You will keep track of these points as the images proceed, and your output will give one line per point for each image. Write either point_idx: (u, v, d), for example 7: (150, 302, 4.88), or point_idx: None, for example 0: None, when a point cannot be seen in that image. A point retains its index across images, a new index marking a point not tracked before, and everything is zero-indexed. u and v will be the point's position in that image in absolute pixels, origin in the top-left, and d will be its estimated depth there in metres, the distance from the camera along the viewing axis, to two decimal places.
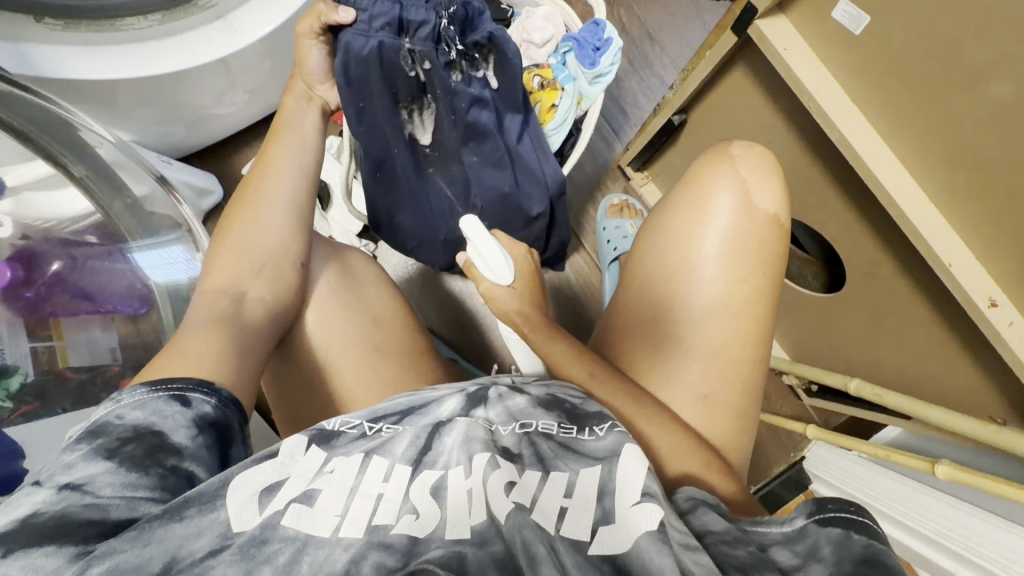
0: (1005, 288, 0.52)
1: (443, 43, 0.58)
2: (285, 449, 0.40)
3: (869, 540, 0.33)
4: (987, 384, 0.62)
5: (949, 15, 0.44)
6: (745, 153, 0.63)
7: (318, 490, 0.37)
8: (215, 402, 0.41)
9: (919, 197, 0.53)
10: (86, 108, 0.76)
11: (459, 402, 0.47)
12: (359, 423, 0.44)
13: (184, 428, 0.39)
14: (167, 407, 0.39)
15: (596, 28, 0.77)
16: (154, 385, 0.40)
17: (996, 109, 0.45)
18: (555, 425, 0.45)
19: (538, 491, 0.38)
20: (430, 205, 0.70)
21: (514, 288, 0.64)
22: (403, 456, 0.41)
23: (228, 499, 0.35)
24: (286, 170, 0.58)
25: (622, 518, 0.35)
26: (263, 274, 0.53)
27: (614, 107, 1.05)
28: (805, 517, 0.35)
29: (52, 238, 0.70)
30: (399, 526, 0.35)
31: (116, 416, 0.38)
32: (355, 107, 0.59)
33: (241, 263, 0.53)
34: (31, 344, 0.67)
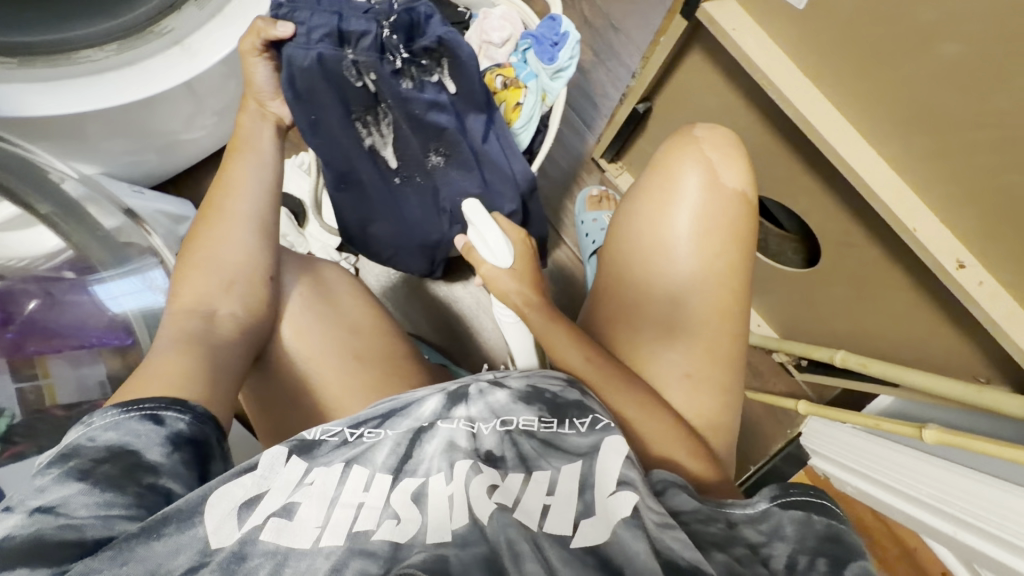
0: (971, 247, 0.52)
1: (388, 53, 0.58)
2: (265, 460, 0.40)
3: (828, 520, 0.36)
4: (966, 344, 0.62)
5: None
6: (707, 135, 0.63)
7: (297, 503, 0.37)
8: (189, 419, 0.40)
9: (878, 164, 0.54)
10: (52, 144, 0.76)
11: (438, 403, 0.46)
12: (340, 430, 0.43)
13: (159, 446, 0.38)
14: (141, 426, 0.38)
15: (552, 23, 0.77)
16: (125, 406, 0.39)
17: (943, 68, 0.45)
18: (536, 420, 0.44)
19: (521, 493, 0.38)
20: (402, 212, 0.71)
21: (513, 269, 0.63)
22: (385, 465, 0.40)
23: (206, 514, 0.35)
24: (250, 189, 0.58)
25: (604, 509, 0.35)
26: (233, 289, 0.53)
27: (583, 100, 1.05)
28: (769, 500, 0.38)
29: (29, 275, 0.71)
30: (381, 532, 0.35)
31: (87, 438, 0.37)
32: (309, 120, 0.60)
33: (210, 282, 0.53)
34: (16, 386, 0.67)
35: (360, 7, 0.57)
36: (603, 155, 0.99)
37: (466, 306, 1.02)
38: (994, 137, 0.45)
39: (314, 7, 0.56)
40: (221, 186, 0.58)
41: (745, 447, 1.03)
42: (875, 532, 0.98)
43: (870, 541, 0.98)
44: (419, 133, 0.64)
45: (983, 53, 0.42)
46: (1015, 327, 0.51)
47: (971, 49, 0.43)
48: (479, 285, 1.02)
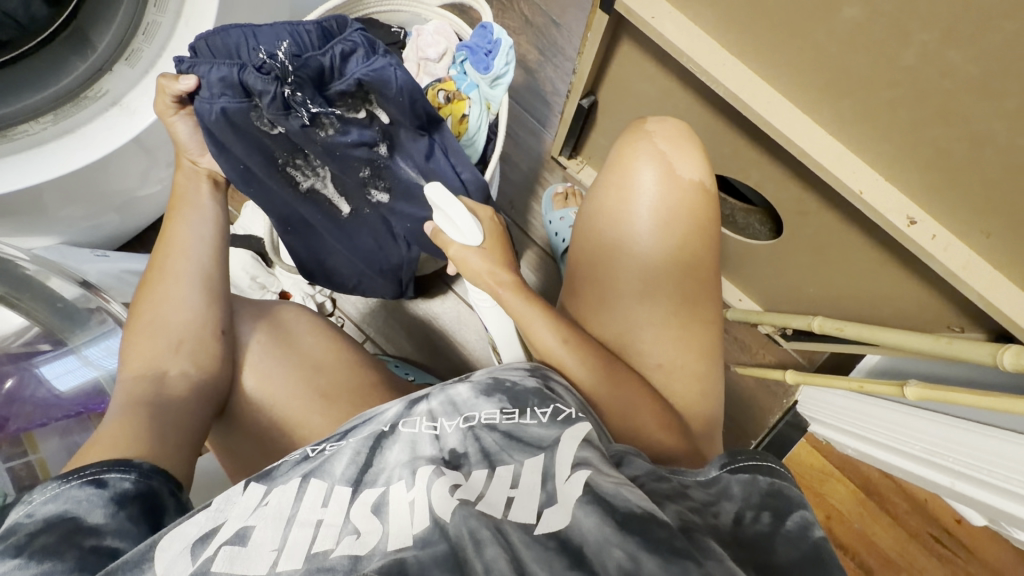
0: (918, 200, 0.52)
1: (294, 108, 0.57)
2: (218, 497, 0.40)
3: (771, 479, 0.39)
4: (937, 296, 0.62)
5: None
6: (658, 127, 0.63)
7: (251, 528, 0.37)
8: (135, 477, 0.41)
9: (813, 132, 0.53)
10: (13, 221, 0.76)
11: (399, 409, 0.47)
12: (302, 449, 0.44)
13: (101, 508, 0.38)
14: (82, 491, 0.39)
15: (484, 31, 0.76)
16: (64, 475, 0.39)
17: (848, 32, 0.45)
18: (498, 413, 0.44)
19: (484, 488, 0.38)
20: (353, 242, 0.73)
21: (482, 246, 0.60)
22: (343, 477, 0.41)
23: (155, 559, 0.35)
24: (190, 245, 0.59)
25: (564, 496, 0.35)
26: (182, 348, 0.53)
27: (535, 100, 1.04)
28: (717, 467, 0.41)
29: (3, 355, 0.70)
30: (340, 549, 0.34)
31: (26, 515, 0.38)
32: (239, 170, 0.62)
33: (157, 344, 0.53)
34: (5, 466, 0.65)
35: (260, 59, 0.55)
36: (562, 152, 0.97)
37: (447, 321, 1.02)
38: (909, 94, 0.45)
39: (212, 61, 0.55)
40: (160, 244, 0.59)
41: (745, 422, 1.02)
42: (885, 490, 0.97)
43: (881, 500, 0.97)
44: (351, 170, 0.66)
45: (880, 14, 0.42)
46: (972, 275, 0.51)
47: (869, 13, 0.43)
48: (457, 299, 1.02)
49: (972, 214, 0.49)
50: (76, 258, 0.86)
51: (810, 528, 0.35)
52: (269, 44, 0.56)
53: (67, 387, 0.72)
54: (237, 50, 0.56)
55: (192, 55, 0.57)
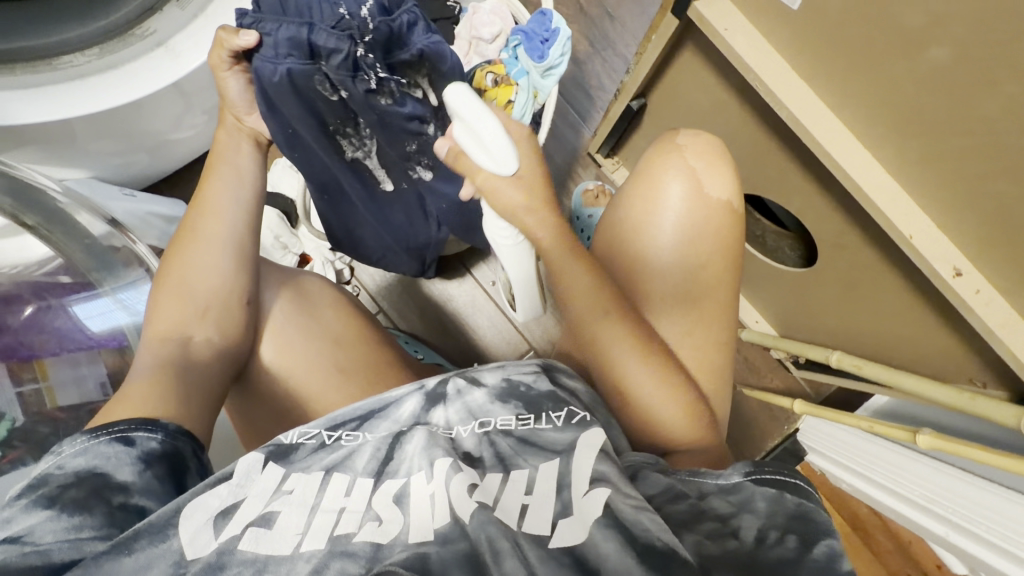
0: (969, 253, 0.51)
1: (361, 72, 0.55)
2: (240, 469, 0.40)
3: (800, 500, 0.37)
4: (968, 349, 0.61)
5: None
6: (690, 142, 0.61)
7: (276, 512, 0.38)
8: (161, 437, 0.41)
9: (872, 170, 0.52)
10: (46, 150, 0.76)
11: (416, 410, 0.46)
12: (318, 432, 0.44)
13: (130, 465, 0.39)
14: (110, 447, 0.39)
15: (542, 18, 0.75)
16: (93, 431, 0.39)
17: (934, 74, 0.44)
18: (513, 419, 0.44)
19: (499, 493, 0.38)
20: (385, 215, 0.73)
21: (518, 177, 0.52)
22: (365, 470, 0.41)
23: (180, 527, 0.36)
24: (224, 212, 0.58)
25: (581, 511, 0.37)
26: (208, 315, 0.53)
27: (578, 92, 1.02)
28: (741, 474, 0.39)
29: (26, 282, 0.71)
30: (362, 534, 0.36)
31: (56, 465, 0.38)
32: (287, 133, 0.61)
33: (185, 310, 0.53)
34: (16, 390, 0.67)
35: (335, 16, 0.53)
36: (599, 150, 0.97)
37: (461, 304, 1.02)
38: (981, 144, 0.44)
39: (280, 18, 0.53)
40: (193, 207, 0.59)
41: (742, 443, 1.02)
42: (872, 526, 0.98)
43: (867, 537, 0.98)
44: (398, 143, 0.64)
45: (966, 60, 0.42)
46: (1010, 334, 0.50)
47: (958, 56, 0.42)
48: (474, 283, 1.02)
49: None
50: (103, 194, 0.85)
51: (837, 561, 0.34)
52: (347, 3, 0.53)
53: (98, 328, 0.71)
54: (310, 8, 0.53)
55: (257, 10, 0.55)
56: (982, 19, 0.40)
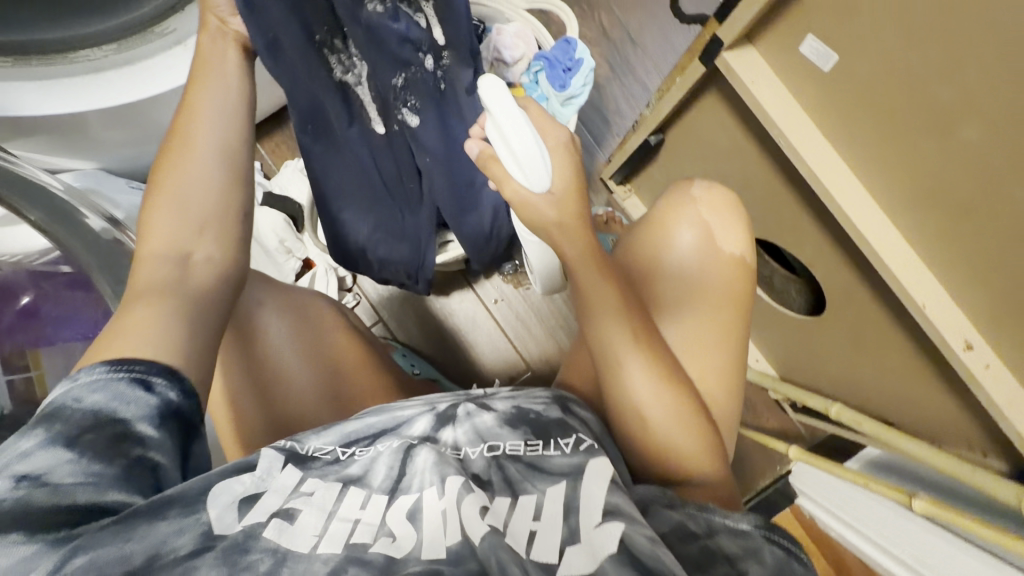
0: (981, 327, 0.50)
1: None
2: (262, 464, 0.41)
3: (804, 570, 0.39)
4: (971, 416, 0.60)
5: (916, 53, 0.42)
6: (703, 196, 0.60)
7: (297, 509, 0.37)
8: (180, 391, 0.40)
9: (890, 235, 0.52)
10: (56, 140, 0.75)
11: (427, 427, 0.46)
12: (332, 448, 0.43)
13: (148, 418, 0.37)
14: (130, 392, 0.38)
15: (567, 45, 0.74)
16: (114, 365, 0.38)
17: (963, 151, 0.43)
18: (522, 444, 0.44)
19: (509, 516, 0.38)
20: (380, 176, 0.68)
21: (553, 194, 0.43)
22: (380, 486, 0.40)
23: (209, 503, 0.36)
24: (208, 125, 0.49)
25: (589, 538, 0.37)
26: (206, 233, 0.47)
27: (594, 115, 1.01)
28: (752, 525, 0.40)
29: (23, 269, 0.71)
30: (378, 545, 0.36)
31: (73, 398, 0.37)
32: (266, 40, 0.51)
33: (181, 224, 0.46)
34: (7, 377, 0.66)
35: None
36: (612, 177, 0.95)
37: (462, 319, 1.01)
38: (1002, 228, 0.43)
39: None
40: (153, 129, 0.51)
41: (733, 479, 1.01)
42: None
43: None
44: (387, 70, 0.58)
45: (998, 141, 0.40)
46: (1015, 412, 0.50)
47: (990, 138, 0.41)
48: (475, 297, 1.01)
49: None
50: (110, 186, 0.83)
51: None
52: None
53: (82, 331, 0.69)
54: None
55: None
56: (1014, 107, 0.38)
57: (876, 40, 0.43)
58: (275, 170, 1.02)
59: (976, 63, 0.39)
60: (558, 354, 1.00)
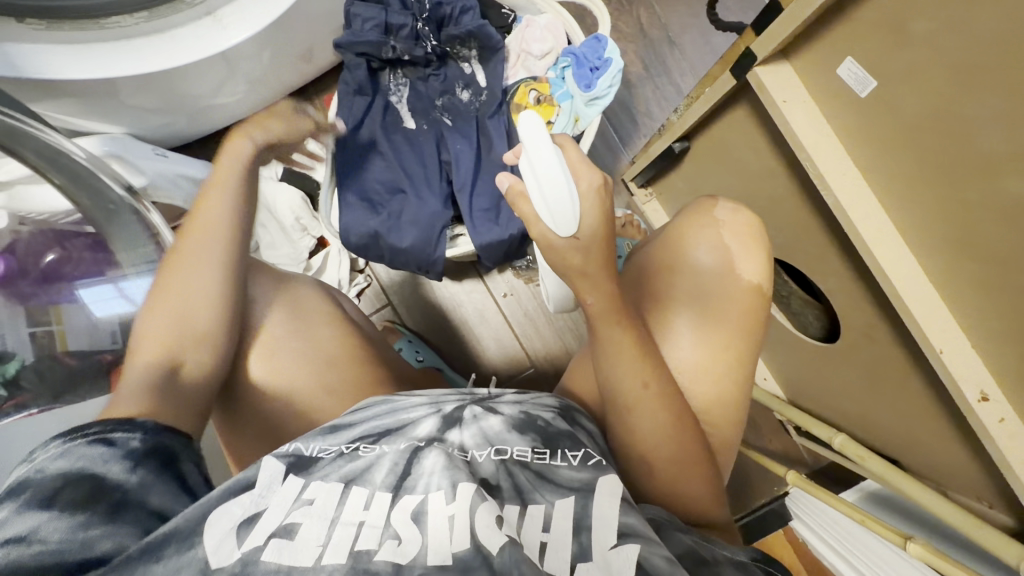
0: (1001, 379, 0.48)
1: (421, 39, 0.75)
2: (263, 479, 0.41)
3: None
4: (980, 468, 0.58)
5: (964, 96, 0.39)
6: (728, 219, 0.60)
7: (297, 524, 0.37)
8: (143, 434, 0.41)
9: (914, 274, 0.49)
10: (88, 104, 0.76)
11: (435, 423, 0.47)
12: (336, 446, 0.44)
13: (118, 463, 0.39)
14: (93, 450, 0.39)
15: (597, 44, 0.71)
16: (71, 433, 0.39)
17: (1005, 204, 0.40)
18: (529, 451, 0.45)
19: (520, 525, 0.39)
20: (404, 161, 0.75)
21: (579, 240, 0.43)
22: (383, 484, 0.41)
23: (205, 535, 0.36)
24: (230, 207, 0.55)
25: (603, 556, 0.38)
26: (205, 342, 0.50)
27: (623, 114, 0.98)
28: (748, 558, 0.45)
29: (50, 228, 0.74)
30: (383, 552, 0.35)
31: (37, 470, 0.38)
32: (356, 85, 0.75)
33: (180, 331, 0.49)
34: (30, 330, 0.67)
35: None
36: (634, 179, 0.93)
37: (470, 310, 1.01)
38: None
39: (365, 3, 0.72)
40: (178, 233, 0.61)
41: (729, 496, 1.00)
42: None
43: None
44: (434, 90, 0.78)
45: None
46: None
47: None
48: (485, 291, 1.01)
49: None
50: (136, 153, 0.85)
51: None
52: None
53: (102, 314, 0.70)
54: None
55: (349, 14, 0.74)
56: None
57: (919, 70, 0.41)
58: (298, 146, 1.03)
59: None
60: (562, 355, 0.99)
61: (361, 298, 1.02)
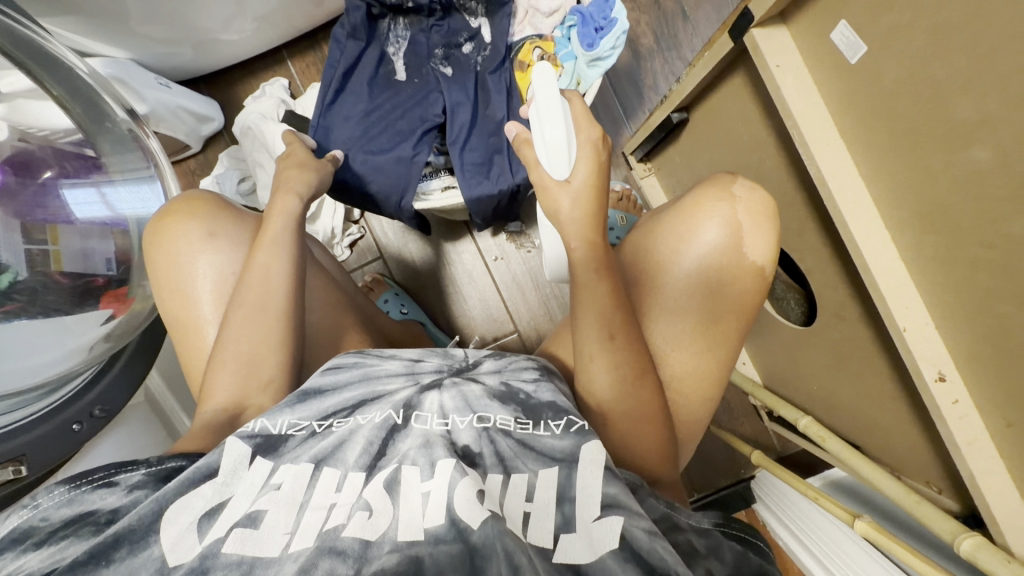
0: (957, 359, 0.49)
1: None
2: (226, 466, 0.41)
3: (761, 560, 0.44)
4: (933, 455, 0.59)
5: (942, 62, 0.41)
6: (745, 196, 0.56)
7: (263, 511, 0.38)
8: (145, 471, 0.42)
9: (886, 250, 0.51)
10: (90, 24, 0.76)
11: (410, 394, 0.47)
12: (308, 423, 0.44)
13: (116, 497, 0.40)
14: (98, 495, 0.40)
15: (604, 4, 0.71)
16: (75, 482, 0.40)
17: (965, 174, 0.42)
18: (511, 420, 0.44)
19: (502, 497, 0.40)
20: (394, 110, 0.75)
21: (571, 185, 0.50)
22: (356, 464, 0.42)
23: (162, 533, 0.37)
24: (268, 276, 0.54)
25: (584, 526, 0.38)
26: (269, 390, 0.52)
27: (629, 85, 0.97)
28: (712, 524, 0.45)
29: (48, 146, 0.70)
30: (351, 527, 0.37)
31: (40, 519, 0.39)
32: (352, 28, 0.74)
33: (247, 381, 0.51)
34: (26, 246, 0.65)
35: None
36: (634, 152, 0.93)
37: (460, 271, 1.02)
38: (1001, 264, 0.42)
39: None
40: (194, 269, 0.59)
41: (693, 474, 0.98)
42: None
43: None
44: (431, 42, 0.77)
45: (1006, 169, 0.39)
46: (974, 454, 0.48)
47: (999, 162, 0.39)
48: (476, 252, 1.02)
49: (1003, 399, 0.46)
50: (139, 80, 0.84)
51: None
52: None
53: (84, 218, 0.71)
54: None
55: None
56: None
57: (902, 35, 0.43)
58: (302, 91, 1.03)
59: (995, 84, 0.38)
60: (546, 322, 1.01)
61: (353, 247, 1.03)
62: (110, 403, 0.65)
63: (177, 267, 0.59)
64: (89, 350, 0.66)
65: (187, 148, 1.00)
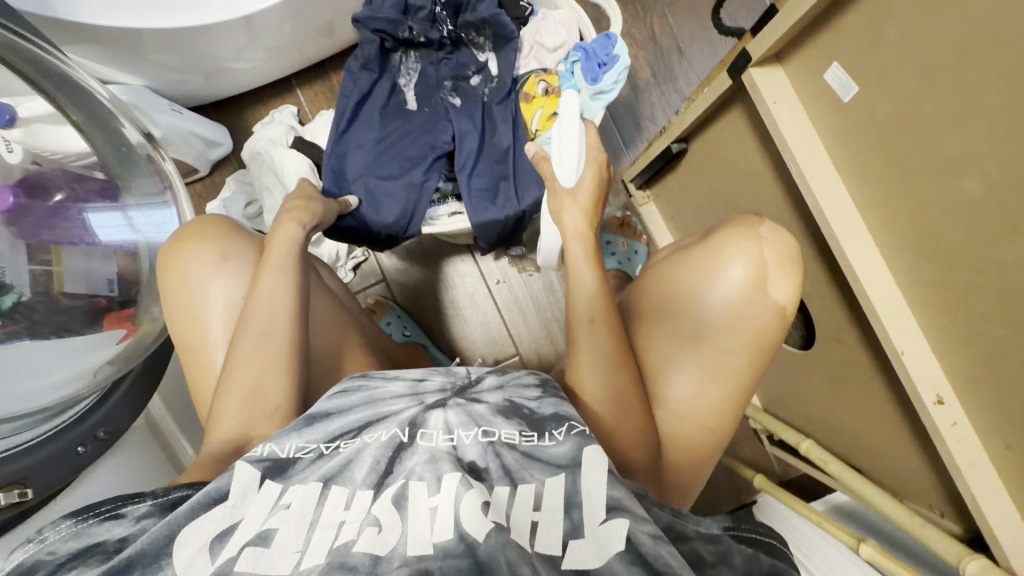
0: (954, 382, 0.51)
1: (438, 23, 0.78)
2: (237, 488, 0.41)
3: (773, 560, 0.44)
4: (933, 477, 0.60)
5: (929, 99, 0.44)
6: (772, 238, 0.58)
7: (273, 530, 0.38)
8: (152, 501, 0.42)
9: (882, 275, 0.53)
10: (108, 52, 0.78)
11: (415, 413, 0.47)
12: (315, 446, 0.45)
13: (124, 526, 0.40)
14: (105, 526, 0.40)
15: (606, 41, 0.75)
16: (82, 514, 0.40)
17: (955, 201, 0.44)
18: (517, 433, 0.45)
19: (510, 507, 0.39)
20: (404, 137, 0.77)
21: (577, 201, 0.59)
22: (365, 482, 0.42)
23: (174, 556, 0.37)
24: (274, 305, 0.55)
25: (592, 531, 0.38)
26: (275, 416, 0.52)
27: (628, 116, 1.00)
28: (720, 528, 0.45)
29: (59, 170, 0.71)
30: (361, 543, 0.37)
31: (46, 553, 0.38)
32: (365, 61, 0.77)
33: (253, 409, 0.51)
34: (30, 267, 0.65)
35: None
36: (633, 181, 0.95)
37: (462, 294, 1.03)
38: (993, 287, 0.44)
39: None
40: (205, 292, 0.60)
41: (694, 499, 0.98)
42: None
43: None
44: (441, 74, 0.81)
45: (994, 197, 0.41)
46: (975, 476, 0.49)
47: (987, 190, 0.42)
48: (478, 275, 1.03)
49: (999, 420, 0.48)
50: (151, 105, 0.86)
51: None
52: None
53: (108, 240, 0.73)
54: None
55: None
56: (1011, 172, 0.40)
57: (892, 75, 0.46)
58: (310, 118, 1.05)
59: (981, 119, 0.41)
60: (547, 345, 1.02)
61: (356, 270, 1.04)
62: (114, 424, 0.64)
63: (188, 291, 0.60)
64: (94, 374, 0.65)
65: (195, 171, 1.02)
